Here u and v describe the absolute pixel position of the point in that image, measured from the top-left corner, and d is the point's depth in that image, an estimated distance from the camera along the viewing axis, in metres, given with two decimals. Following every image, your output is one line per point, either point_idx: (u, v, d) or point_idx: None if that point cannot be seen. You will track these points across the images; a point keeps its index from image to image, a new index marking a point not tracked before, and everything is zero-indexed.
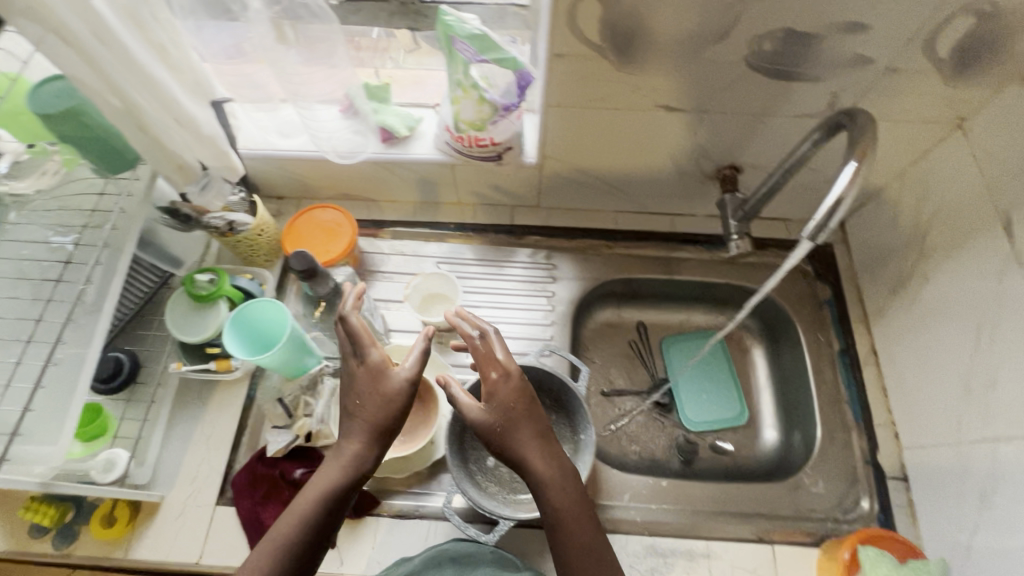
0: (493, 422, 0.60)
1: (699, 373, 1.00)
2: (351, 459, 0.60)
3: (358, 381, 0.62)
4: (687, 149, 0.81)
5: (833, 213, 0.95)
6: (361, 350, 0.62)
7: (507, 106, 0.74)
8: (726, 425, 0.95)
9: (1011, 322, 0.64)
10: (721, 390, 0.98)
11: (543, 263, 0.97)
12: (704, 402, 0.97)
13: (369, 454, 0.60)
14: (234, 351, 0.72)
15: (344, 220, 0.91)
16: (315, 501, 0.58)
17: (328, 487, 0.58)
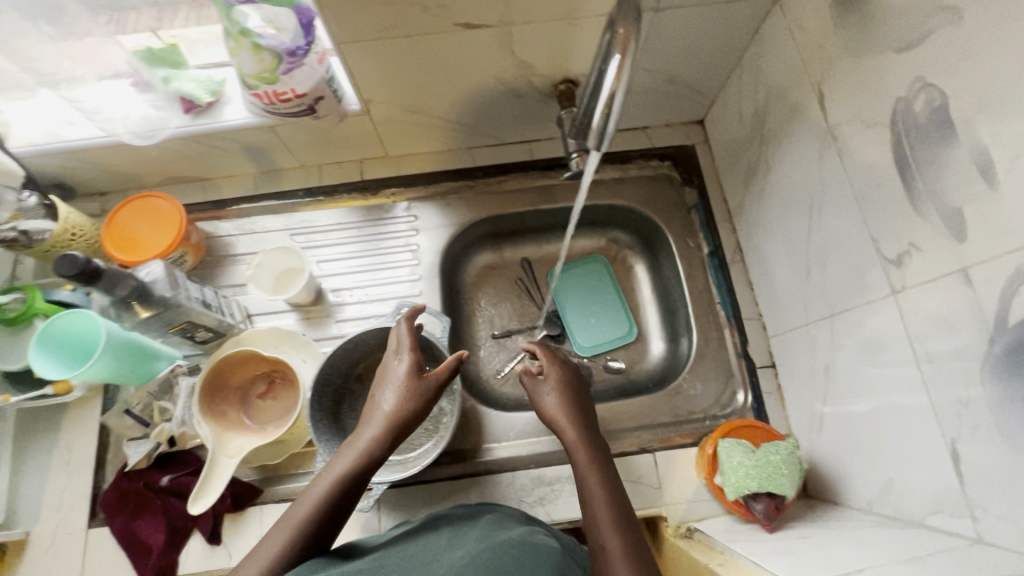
0: (553, 403, 0.69)
1: (586, 297, 0.98)
2: (362, 457, 0.63)
3: (388, 382, 0.69)
4: (512, 69, 0.75)
5: (689, 113, 0.92)
6: (402, 352, 0.71)
7: (291, 50, 0.66)
8: (616, 344, 0.95)
9: (832, 199, 0.64)
10: (608, 310, 0.97)
11: (405, 216, 0.92)
12: (594, 326, 0.96)
13: (376, 452, 0.64)
14: (51, 372, 0.67)
15: (172, 207, 0.82)
16: (324, 494, 0.60)
17: (336, 479, 0.61)
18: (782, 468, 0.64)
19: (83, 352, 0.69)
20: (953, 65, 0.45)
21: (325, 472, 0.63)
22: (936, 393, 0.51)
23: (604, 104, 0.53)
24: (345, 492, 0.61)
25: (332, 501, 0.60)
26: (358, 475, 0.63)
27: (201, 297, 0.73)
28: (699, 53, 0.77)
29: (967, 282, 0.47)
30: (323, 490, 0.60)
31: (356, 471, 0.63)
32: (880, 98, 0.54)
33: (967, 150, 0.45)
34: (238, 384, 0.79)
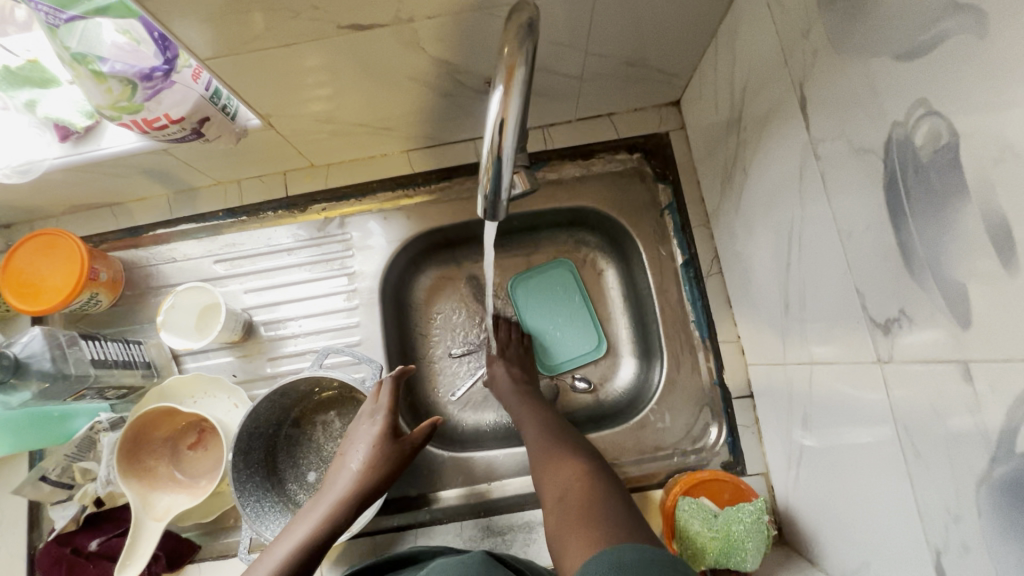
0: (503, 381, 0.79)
1: (554, 308, 0.88)
2: (327, 521, 0.61)
3: (359, 442, 0.67)
4: (430, 69, 0.62)
5: (659, 95, 0.78)
6: (377, 414, 0.67)
7: (146, 73, 0.55)
8: (586, 359, 0.86)
9: (813, 229, 0.52)
10: (574, 322, 0.88)
11: (338, 234, 0.82)
12: (559, 340, 0.88)
13: (342, 520, 0.62)
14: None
15: (71, 244, 0.73)
16: (287, 560, 0.58)
17: (301, 544, 0.59)
18: (745, 541, 0.57)
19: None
20: (964, 90, 0.33)
21: (288, 537, 0.60)
22: (921, 490, 0.42)
23: (490, 145, 0.41)
24: (310, 554, 0.59)
25: (297, 566, 0.58)
26: (324, 538, 0.60)
27: (104, 356, 0.67)
28: (661, 33, 0.63)
29: (965, 378, 0.36)
30: (284, 559, 0.58)
31: (320, 538, 0.60)
32: (872, 118, 0.41)
33: (977, 212, 0.33)
34: (162, 440, 0.74)
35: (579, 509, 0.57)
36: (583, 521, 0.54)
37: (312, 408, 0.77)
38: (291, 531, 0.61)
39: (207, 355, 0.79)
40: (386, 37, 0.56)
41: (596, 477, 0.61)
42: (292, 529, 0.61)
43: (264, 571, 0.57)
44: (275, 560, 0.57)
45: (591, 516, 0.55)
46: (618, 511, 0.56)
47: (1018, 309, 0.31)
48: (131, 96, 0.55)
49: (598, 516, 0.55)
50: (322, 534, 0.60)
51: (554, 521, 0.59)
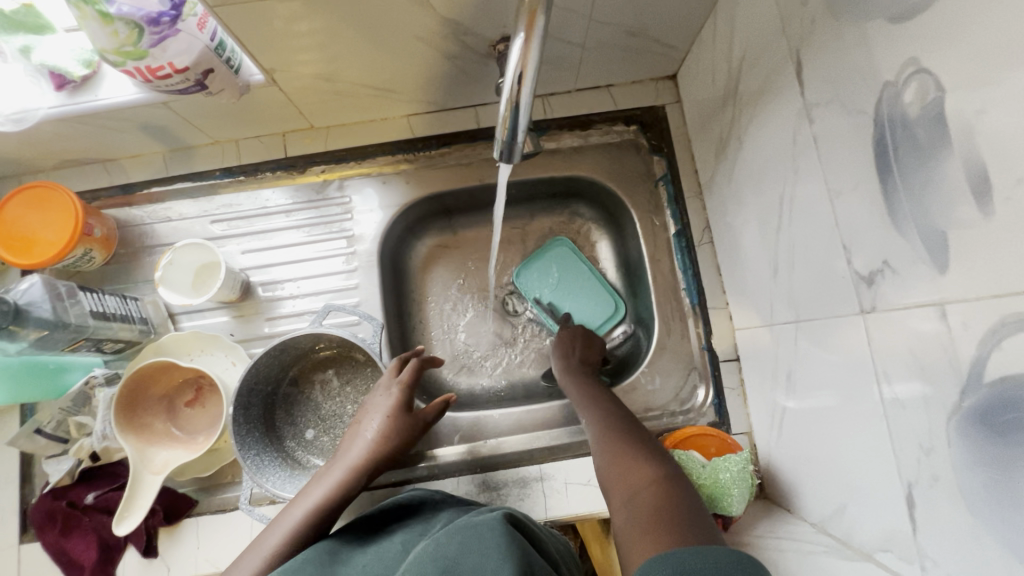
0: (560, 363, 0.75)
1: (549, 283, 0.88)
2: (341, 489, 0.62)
3: (377, 412, 0.68)
4: (437, 28, 0.63)
5: (656, 68, 0.80)
6: (392, 387, 0.69)
7: (153, 17, 0.54)
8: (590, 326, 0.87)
9: (804, 191, 0.55)
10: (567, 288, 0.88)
11: (337, 197, 0.82)
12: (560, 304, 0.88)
13: (357, 485, 0.63)
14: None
15: (66, 198, 0.72)
16: (303, 523, 0.59)
17: (316, 507, 0.60)
18: (730, 488, 0.62)
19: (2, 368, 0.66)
20: (953, 47, 0.35)
21: (299, 504, 0.61)
22: (898, 430, 0.46)
23: (510, 94, 0.43)
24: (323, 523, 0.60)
25: (311, 533, 0.59)
26: (336, 508, 0.62)
27: (103, 308, 0.67)
28: (663, 3, 0.65)
29: (942, 319, 0.39)
30: (300, 520, 0.59)
31: (334, 507, 0.61)
32: (865, 80, 0.43)
33: (960, 163, 0.36)
34: (158, 397, 0.74)
35: (649, 513, 0.47)
36: (658, 522, 0.45)
37: (311, 368, 0.79)
38: (303, 498, 0.61)
39: (203, 314, 0.79)
40: None
41: (673, 483, 0.51)
42: (306, 496, 0.61)
43: (280, 534, 0.58)
44: (288, 526, 0.58)
45: (664, 519, 0.45)
46: (695, 508, 0.47)
47: (995, 251, 0.34)
48: (137, 40, 0.55)
49: (669, 518, 0.45)
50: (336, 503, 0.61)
51: (621, 520, 0.49)
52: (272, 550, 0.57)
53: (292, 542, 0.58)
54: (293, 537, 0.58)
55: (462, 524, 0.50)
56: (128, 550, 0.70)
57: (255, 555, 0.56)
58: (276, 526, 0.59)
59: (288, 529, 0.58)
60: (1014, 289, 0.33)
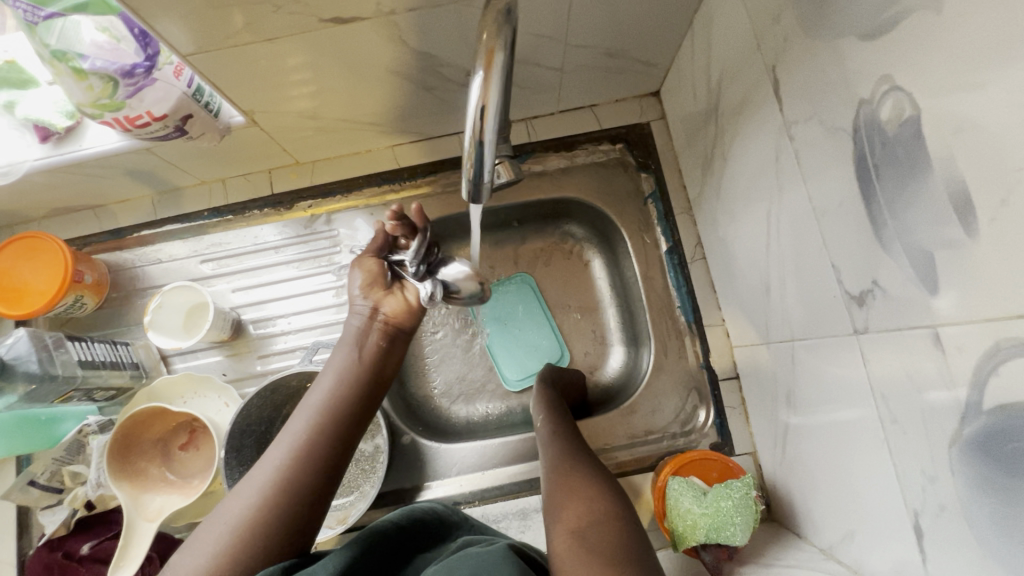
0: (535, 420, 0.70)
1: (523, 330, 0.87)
2: (339, 382, 0.62)
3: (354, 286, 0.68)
4: (412, 62, 0.63)
5: (637, 85, 0.79)
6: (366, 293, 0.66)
7: (127, 70, 0.55)
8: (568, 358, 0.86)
9: (790, 209, 0.53)
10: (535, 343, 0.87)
11: (325, 230, 0.82)
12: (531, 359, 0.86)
13: (357, 387, 0.62)
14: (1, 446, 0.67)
15: (55, 248, 0.73)
16: (313, 419, 0.58)
17: (326, 403, 0.60)
18: (733, 516, 0.58)
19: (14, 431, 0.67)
20: (926, 66, 0.34)
21: (303, 410, 0.60)
22: (899, 455, 0.44)
23: (473, 130, 0.41)
24: (330, 419, 0.59)
25: (320, 431, 0.58)
26: (345, 386, 0.62)
27: (91, 357, 0.67)
28: (637, 23, 0.64)
29: (936, 342, 0.38)
30: (313, 414, 0.59)
31: (333, 398, 0.60)
32: (840, 97, 0.42)
33: (941, 182, 0.35)
34: (153, 441, 0.74)
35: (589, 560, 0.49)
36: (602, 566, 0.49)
37: None
38: (304, 406, 0.60)
39: (195, 355, 0.79)
40: (366, 32, 0.56)
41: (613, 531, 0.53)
42: (305, 404, 0.60)
43: (289, 438, 0.57)
44: (291, 435, 0.57)
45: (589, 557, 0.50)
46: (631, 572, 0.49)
47: (986, 272, 0.33)
48: (112, 92, 0.56)
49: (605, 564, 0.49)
50: (337, 395, 0.61)
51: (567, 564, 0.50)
52: (292, 438, 0.57)
53: (311, 429, 0.58)
54: (311, 422, 0.58)
55: (466, 554, 0.47)
56: None
57: (263, 469, 0.55)
58: (279, 439, 0.58)
59: (299, 426, 0.58)
60: (1007, 313, 0.32)
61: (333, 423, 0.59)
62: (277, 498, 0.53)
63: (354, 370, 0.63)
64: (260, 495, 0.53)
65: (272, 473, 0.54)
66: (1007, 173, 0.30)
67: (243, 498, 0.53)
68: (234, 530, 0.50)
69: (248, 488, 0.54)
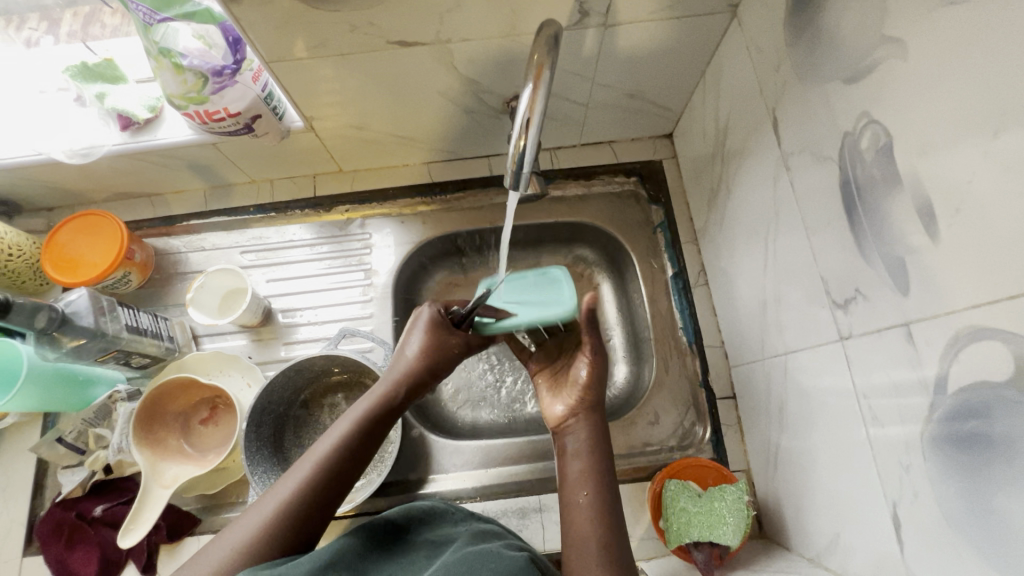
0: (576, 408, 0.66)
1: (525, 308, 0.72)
2: (350, 435, 0.58)
3: (408, 344, 0.66)
4: (459, 86, 0.72)
5: (653, 126, 0.88)
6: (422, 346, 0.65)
7: (217, 70, 0.63)
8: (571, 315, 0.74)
9: (786, 231, 0.60)
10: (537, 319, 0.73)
11: (359, 232, 0.89)
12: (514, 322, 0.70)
13: (386, 424, 0.61)
14: (34, 402, 0.69)
15: (113, 225, 0.80)
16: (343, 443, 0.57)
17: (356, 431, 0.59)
18: (726, 516, 0.63)
19: (53, 387, 0.70)
20: (899, 104, 0.41)
21: (308, 459, 0.56)
22: (880, 451, 0.48)
23: (519, 135, 0.49)
24: (328, 475, 0.55)
25: (317, 486, 0.54)
26: (377, 423, 0.60)
27: (136, 323, 0.72)
28: (656, 68, 0.73)
29: (909, 338, 0.43)
30: (344, 437, 0.58)
31: (341, 451, 0.57)
32: (829, 131, 0.50)
33: (911, 198, 0.41)
34: (176, 414, 0.78)
35: None
36: None
37: (321, 392, 0.82)
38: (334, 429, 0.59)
39: (224, 336, 0.84)
40: (424, 57, 0.65)
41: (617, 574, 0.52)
42: (330, 434, 0.58)
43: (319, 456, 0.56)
44: (289, 487, 0.54)
45: None
46: None
47: (946, 271, 0.39)
48: (201, 88, 0.64)
49: None
50: (369, 429, 0.59)
51: None
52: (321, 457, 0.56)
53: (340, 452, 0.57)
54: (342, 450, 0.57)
55: (481, 553, 0.49)
56: (126, 567, 0.71)
57: (251, 518, 0.52)
58: (278, 486, 0.55)
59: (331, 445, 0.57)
60: (965, 303, 0.37)
61: (359, 453, 0.58)
62: (293, 515, 0.53)
63: (372, 421, 0.60)
64: (267, 518, 0.52)
65: (269, 512, 0.52)
66: (961, 187, 0.37)
67: (265, 508, 0.53)
68: (239, 544, 0.50)
69: (258, 509, 0.53)
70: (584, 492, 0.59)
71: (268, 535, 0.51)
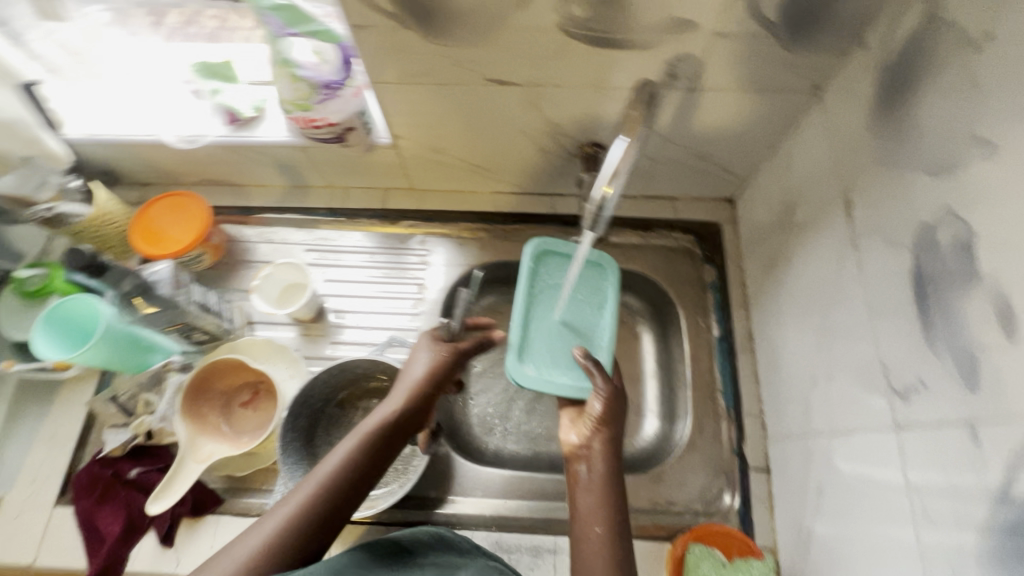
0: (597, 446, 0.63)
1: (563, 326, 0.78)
2: (360, 453, 0.59)
3: (416, 364, 0.68)
4: (540, 127, 0.76)
5: (717, 189, 0.90)
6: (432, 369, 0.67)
7: (327, 83, 0.69)
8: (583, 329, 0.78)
9: (846, 310, 0.60)
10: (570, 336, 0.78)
11: (418, 248, 0.93)
12: (545, 350, 0.76)
13: (394, 446, 0.62)
14: (103, 357, 0.73)
15: (200, 208, 0.85)
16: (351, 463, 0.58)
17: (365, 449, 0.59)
18: None
19: (121, 348, 0.74)
20: (985, 204, 0.42)
21: (313, 475, 0.57)
22: (928, 551, 0.46)
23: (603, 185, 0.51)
24: (336, 493, 0.56)
25: (324, 505, 0.55)
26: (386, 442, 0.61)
27: (204, 300, 0.78)
28: (731, 135, 0.76)
29: (974, 439, 0.42)
30: (353, 457, 0.58)
31: (348, 469, 0.57)
32: (906, 220, 0.51)
33: (988, 297, 0.41)
34: (224, 392, 0.81)
35: None
36: None
37: (358, 394, 0.84)
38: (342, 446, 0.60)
39: (276, 326, 0.88)
40: (514, 96, 0.70)
41: None
42: (339, 450, 0.59)
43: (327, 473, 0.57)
44: (294, 502, 0.55)
45: None
46: None
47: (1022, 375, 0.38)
48: (310, 97, 0.70)
49: None
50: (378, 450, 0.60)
51: None
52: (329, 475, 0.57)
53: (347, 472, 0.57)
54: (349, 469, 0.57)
55: None
56: (146, 534, 0.73)
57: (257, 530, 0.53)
58: (284, 500, 0.55)
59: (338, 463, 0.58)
60: None
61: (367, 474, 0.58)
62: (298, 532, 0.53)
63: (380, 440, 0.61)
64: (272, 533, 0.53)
65: (273, 529, 0.53)
66: None
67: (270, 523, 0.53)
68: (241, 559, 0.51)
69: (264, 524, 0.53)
70: (598, 525, 0.57)
71: (277, 550, 0.52)
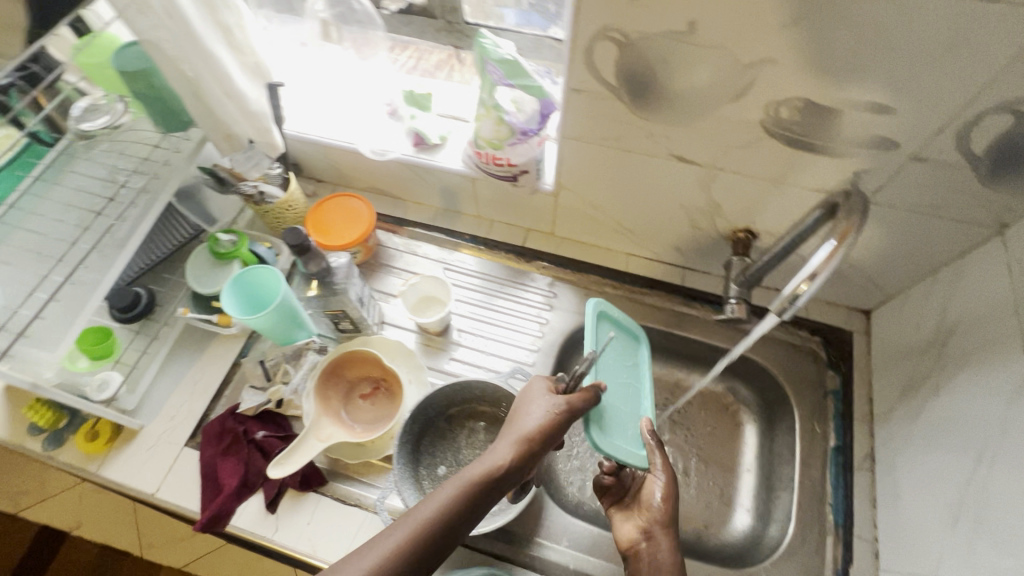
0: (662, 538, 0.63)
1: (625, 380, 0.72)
2: (456, 504, 0.54)
3: (530, 413, 0.61)
4: (702, 204, 0.79)
5: (855, 298, 0.90)
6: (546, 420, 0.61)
7: (523, 132, 0.77)
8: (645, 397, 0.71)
9: (1012, 455, 0.57)
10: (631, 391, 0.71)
11: (545, 290, 0.97)
12: (615, 422, 0.67)
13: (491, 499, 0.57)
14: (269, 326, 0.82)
15: (367, 212, 0.95)
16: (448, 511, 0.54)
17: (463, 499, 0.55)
18: None
19: (284, 322, 0.83)
20: None
21: (405, 518, 0.53)
22: None
23: None
24: (428, 541, 0.52)
25: (415, 553, 0.51)
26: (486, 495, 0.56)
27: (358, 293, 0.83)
28: (891, 250, 0.76)
29: None
30: (450, 505, 0.54)
31: (442, 519, 0.53)
32: None
33: None
34: (351, 379, 0.86)
35: None
36: None
37: (466, 414, 0.87)
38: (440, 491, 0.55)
39: (403, 330, 0.95)
40: (689, 173, 0.74)
41: None
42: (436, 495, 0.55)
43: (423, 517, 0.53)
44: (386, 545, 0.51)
45: None
46: None
47: None
48: (505, 139, 0.78)
49: None
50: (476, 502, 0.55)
51: None
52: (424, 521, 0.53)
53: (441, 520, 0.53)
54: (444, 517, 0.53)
55: None
56: (254, 495, 0.78)
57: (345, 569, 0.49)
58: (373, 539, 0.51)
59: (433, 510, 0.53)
60: None
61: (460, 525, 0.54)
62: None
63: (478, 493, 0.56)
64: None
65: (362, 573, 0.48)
66: None
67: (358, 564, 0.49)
68: None
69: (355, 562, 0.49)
70: None
71: None
